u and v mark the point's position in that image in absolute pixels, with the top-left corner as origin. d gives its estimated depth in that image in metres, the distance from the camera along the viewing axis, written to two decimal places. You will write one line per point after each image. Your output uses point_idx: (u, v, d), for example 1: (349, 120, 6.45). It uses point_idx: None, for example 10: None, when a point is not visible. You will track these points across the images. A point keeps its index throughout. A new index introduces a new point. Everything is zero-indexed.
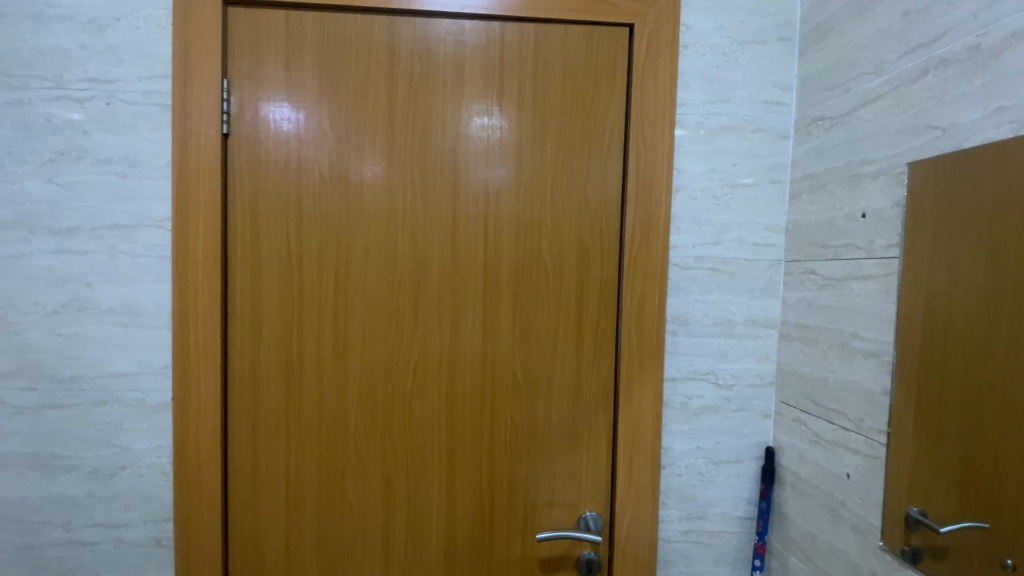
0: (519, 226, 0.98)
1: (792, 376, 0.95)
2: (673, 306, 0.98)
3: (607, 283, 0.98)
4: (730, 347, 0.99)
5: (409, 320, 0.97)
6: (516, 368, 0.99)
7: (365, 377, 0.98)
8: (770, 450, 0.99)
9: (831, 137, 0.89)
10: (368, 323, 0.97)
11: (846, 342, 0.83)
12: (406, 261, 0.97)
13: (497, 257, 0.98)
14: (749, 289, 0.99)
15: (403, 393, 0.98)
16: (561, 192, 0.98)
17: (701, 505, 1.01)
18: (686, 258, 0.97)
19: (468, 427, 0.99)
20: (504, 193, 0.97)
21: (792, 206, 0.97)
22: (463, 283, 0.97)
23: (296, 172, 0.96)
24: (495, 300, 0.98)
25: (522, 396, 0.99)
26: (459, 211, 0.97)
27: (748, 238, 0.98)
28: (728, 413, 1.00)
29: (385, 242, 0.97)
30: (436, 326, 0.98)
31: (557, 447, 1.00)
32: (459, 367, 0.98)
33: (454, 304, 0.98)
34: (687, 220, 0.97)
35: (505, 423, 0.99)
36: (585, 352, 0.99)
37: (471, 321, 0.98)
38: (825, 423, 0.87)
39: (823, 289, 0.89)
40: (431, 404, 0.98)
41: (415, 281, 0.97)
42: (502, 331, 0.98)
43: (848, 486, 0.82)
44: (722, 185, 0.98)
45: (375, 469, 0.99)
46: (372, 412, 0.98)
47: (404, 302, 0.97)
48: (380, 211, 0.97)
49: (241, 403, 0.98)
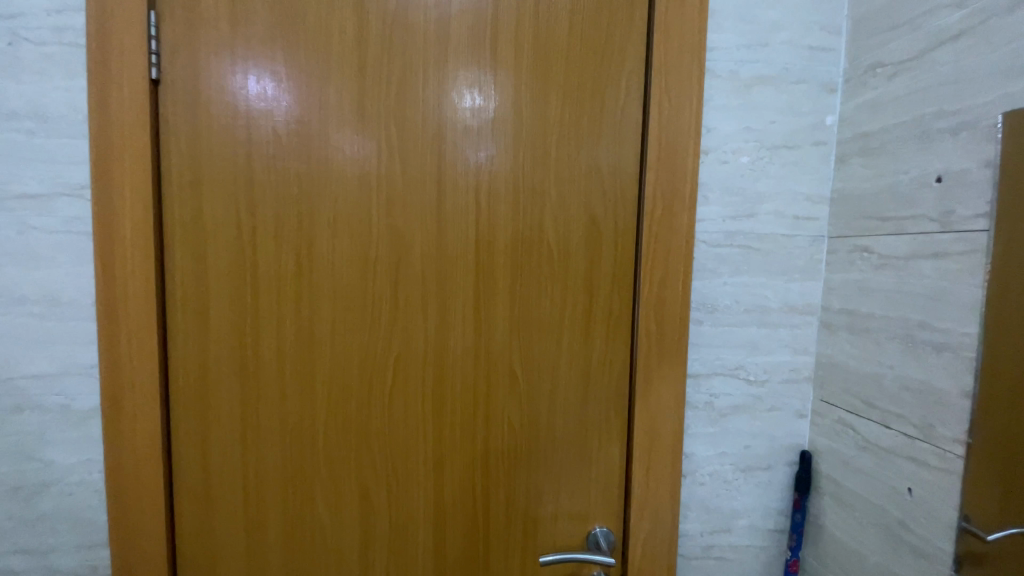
0: (518, 198, 0.82)
1: (835, 371, 0.82)
2: (698, 291, 0.84)
3: (621, 263, 0.84)
4: (762, 338, 0.86)
5: (386, 308, 0.82)
6: (514, 364, 0.84)
7: (335, 375, 0.82)
8: (807, 455, 0.86)
9: (893, 88, 0.74)
10: (338, 311, 0.81)
11: (911, 333, 0.70)
12: (382, 238, 0.81)
13: (492, 234, 0.82)
14: (786, 270, 0.85)
15: (379, 394, 0.83)
16: (567, 157, 0.82)
17: (726, 517, 0.89)
18: (714, 235, 0.83)
19: (458, 433, 0.84)
20: (501, 159, 0.81)
21: (839, 173, 0.83)
22: (451, 264, 0.82)
23: (246, 130, 0.79)
24: (489, 284, 0.82)
25: (522, 397, 0.84)
26: (446, 180, 0.81)
27: (786, 211, 0.84)
28: (759, 414, 0.87)
29: (357, 215, 0.80)
30: (420, 315, 0.82)
31: (563, 454, 0.86)
32: (447, 364, 0.83)
33: (441, 289, 0.82)
34: (716, 189, 0.82)
35: (502, 428, 0.85)
36: (595, 345, 0.84)
37: (461, 309, 0.83)
38: (880, 428, 0.74)
39: (879, 270, 0.75)
40: (414, 407, 0.83)
41: (392, 261, 0.81)
42: (498, 321, 0.83)
43: (910, 503, 0.69)
44: (758, 148, 0.83)
45: (349, 483, 0.84)
46: (344, 416, 0.83)
47: (380, 286, 0.81)
48: (350, 179, 0.80)
49: (187, 407, 0.82)
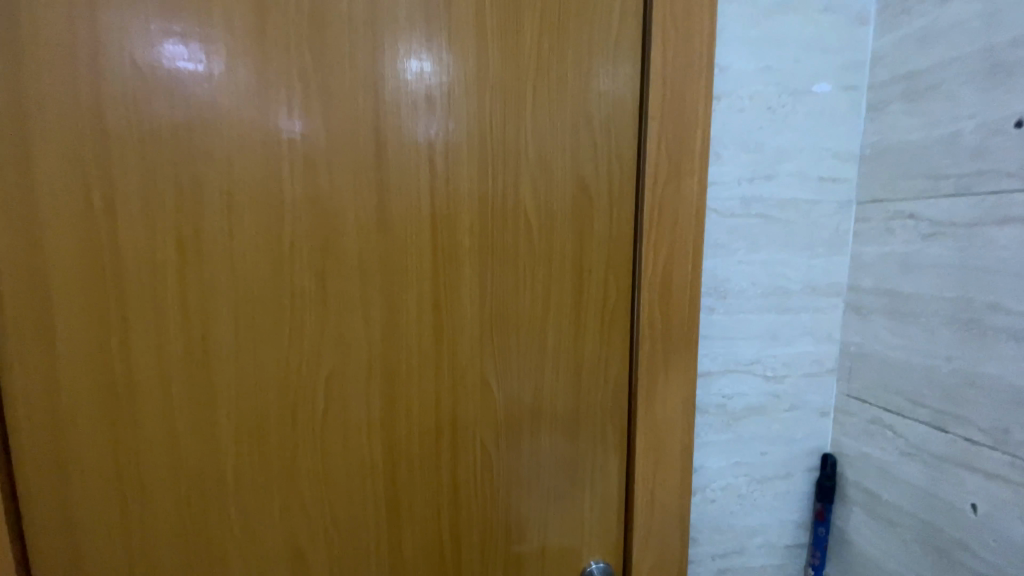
0: (485, 160, 0.62)
1: (867, 362, 0.69)
2: (709, 272, 0.68)
3: (618, 240, 0.67)
4: (782, 325, 0.72)
5: (313, 311, 0.60)
6: (487, 376, 0.66)
7: (245, 406, 0.60)
8: (831, 459, 0.73)
9: (949, 13, 0.59)
10: (245, 317, 0.59)
11: (976, 318, 0.57)
12: (302, 214, 0.59)
13: (451, 206, 0.62)
14: (809, 244, 0.71)
15: (309, 425, 0.62)
16: (548, 105, 0.63)
17: (740, 536, 0.75)
18: (728, 202, 0.67)
19: (417, 470, 0.65)
20: (460, 106, 0.61)
21: (871, 123, 0.68)
22: (401, 248, 0.61)
23: (89, 58, 0.53)
24: (451, 274, 0.63)
25: (498, 415, 0.67)
26: (387, 134, 0.60)
27: (811, 171, 0.69)
28: (777, 415, 0.74)
29: (265, 183, 0.58)
30: (360, 319, 0.61)
31: (549, 481, 0.69)
32: (400, 382, 0.63)
33: (387, 283, 0.61)
34: (730, 145, 0.66)
35: (472, 458, 0.67)
36: (586, 344, 0.68)
37: (416, 308, 0.63)
38: (932, 431, 0.62)
39: (930, 241, 0.61)
40: (358, 441, 0.63)
41: (319, 248, 0.59)
42: (464, 322, 0.64)
43: (972, 521, 0.58)
44: (779, 93, 0.67)
45: (272, 546, 0.63)
46: (260, 459, 0.61)
47: (303, 281, 0.59)
48: (252, 132, 0.57)
49: (30, 464, 0.57)
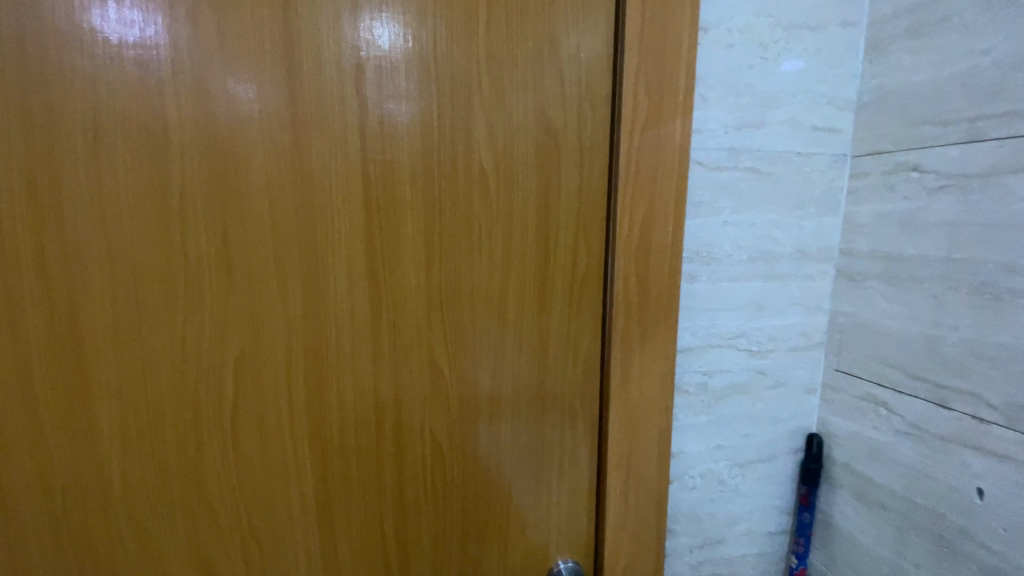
0: (428, 93, 0.51)
1: (860, 334, 0.63)
2: (691, 233, 0.60)
3: (589, 196, 0.57)
4: (769, 295, 0.64)
5: (214, 280, 0.48)
6: (435, 358, 0.56)
7: (132, 397, 0.48)
8: (817, 438, 0.68)
9: None
10: (124, 287, 0.47)
11: (988, 282, 0.50)
12: (194, 156, 0.46)
13: (388, 151, 0.51)
14: (801, 203, 0.63)
15: (215, 419, 0.50)
16: (506, 29, 0.52)
17: (720, 525, 0.69)
18: (713, 153, 0.59)
19: (353, 469, 0.55)
20: (396, 21, 0.49)
21: (871, 66, 0.61)
22: (326, 203, 0.50)
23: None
24: (390, 235, 0.52)
25: (449, 403, 0.57)
26: (302, 56, 0.47)
27: (804, 119, 0.61)
28: (761, 394, 0.67)
29: (146, 113, 0.45)
30: (277, 291, 0.50)
31: (511, 475, 0.61)
32: (330, 366, 0.52)
33: (309, 246, 0.50)
34: (716, 86, 0.58)
35: (420, 453, 0.57)
36: (552, 317, 0.59)
37: (346, 277, 0.51)
38: (934, 409, 0.56)
39: (937, 197, 0.54)
40: (279, 437, 0.52)
41: (218, 201, 0.47)
42: (406, 294, 0.54)
43: (975, 506, 0.53)
44: (772, 27, 0.58)
45: (175, 563, 0.52)
46: (154, 461, 0.50)
47: (199, 242, 0.47)
48: (125, 45, 0.43)
49: None
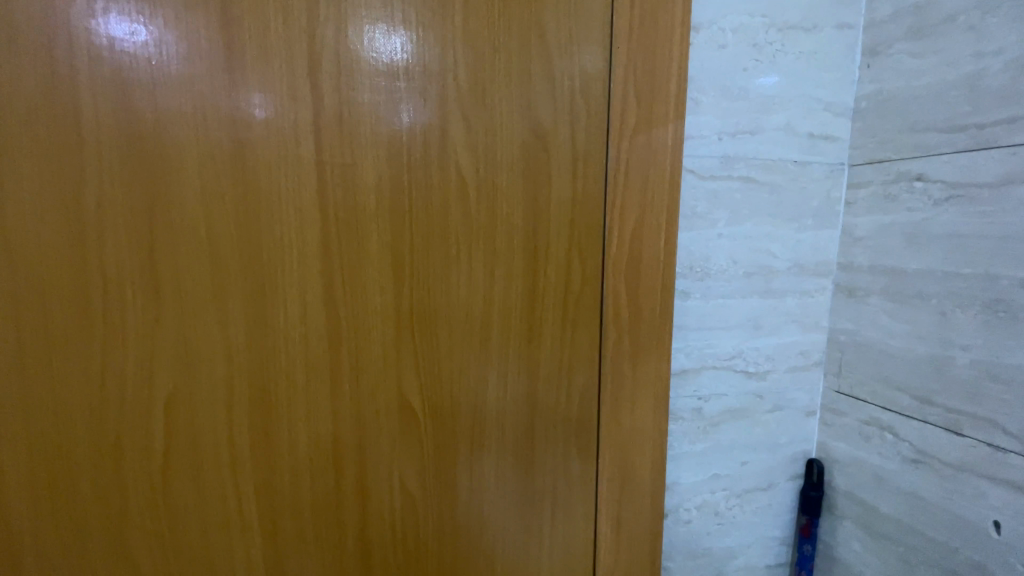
0: (395, 88, 0.45)
1: (862, 353, 0.59)
2: (684, 247, 0.55)
3: (584, 208, 0.51)
4: (766, 312, 0.60)
5: (140, 303, 0.42)
6: (404, 390, 0.49)
7: (38, 442, 0.41)
8: (816, 464, 0.64)
9: None
10: (34, 312, 0.40)
11: (1004, 298, 0.47)
12: (121, 160, 0.40)
13: (349, 156, 0.45)
14: (797, 215, 0.59)
15: (143, 467, 0.43)
16: (485, 16, 0.46)
17: (716, 560, 0.64)
18: (707, 161, 0.55)
19: (309, 520, 0.48)
20: (358, 7, 0.43)
21: (869, 69, 0.57)
22: (273, 213, 0.43)
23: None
24: (350, 251, 0.46)
25: (421, 442, 0.50)
26: (249, 48, 0.41)
27: (800, 126, 0.58)
28: (759, 418, 0.62)
29: (61, 109, 0.38)
30: (218, 318, 0.43)
31: (492, 521, 0.54)
32: (279, 401, 0.46)
33: (255, 265, 0.44)
34: (710, 89, 0.54)
35: (386, 500, 0.50)
36: (541, 346, 0.52)
37: (299, 299, 0.45)
38: (944, 434, 0.52)
39: (943, 209, 0.51)
40: (220, 485, 0.45)
41: (144, 212, 0.41)
42: (372, 319, 0.47)
43: (994, 541, 0.48)
44: (767, 27, 0.55)
45: None
46: (70, 518, 0.42)
47: (122, 258, 0.41)
48: (37, 30, 0.37)
49: None
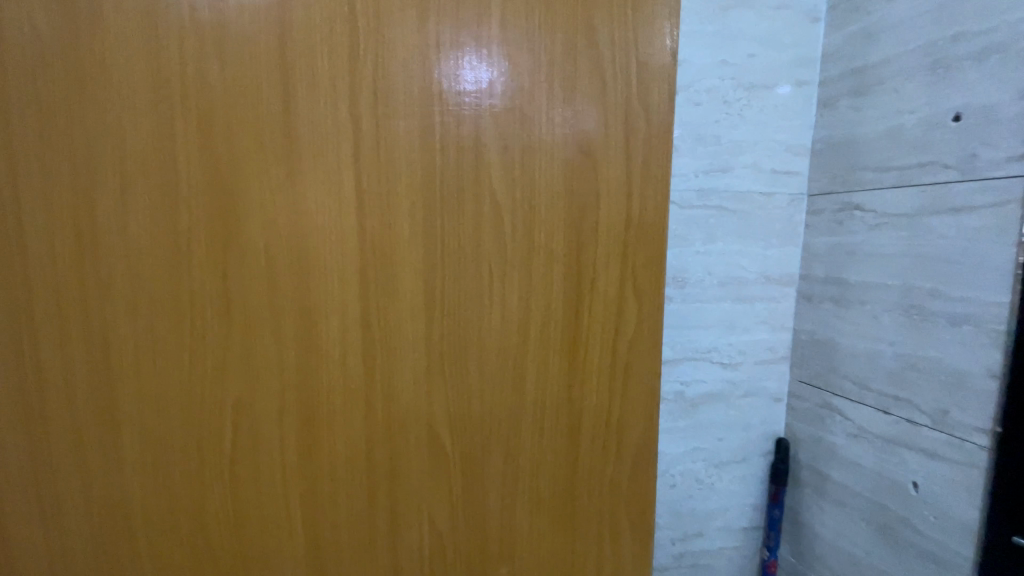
0: (435, 117, 0.47)
1: (821, 349, 0.72)
2: (668, 261, 0.70)
3: (630, 240, 0.52)
4: (738, 314, 0.74)
5: (216, 320, 0.46)
6: (437, 420, 0.51)
7: (124, 453, 0.47)
8: (783, 442, 0.76)
9: (894, 11, 0.60)
10: (133, 324, 0.45)
11: (917, 302, 0.59)
12: (205, 192, 0.45)
13: (386, 184, 0.47)
14: (764, 235, 0.73)
15: (215, 466, 0.48)
16: (525, 34, 0.48)
17: (699, 520, 0.77)
18: (686, 194, 0.69)
19: (349, 532, 0.51)
20: (401, 41, 0.46)
21: (822, 117, 0.70)
22: (322, 251, 0.47)
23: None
24: (388, 286, 0.49)
25: (452, 472, 0.52)
26: (300, 96, 0.45)
27: (765, 163, 0.71)
28: (734, 401, 0.76)
29: (154, 148, 0.44)
30: (278, 337, 0.47)
31: (529, 547, 0.54)
32: (322, 426, 0.49)
33: (312, 289, 0.47)
34: (689, 137, 0.68)
35: (420, 522, 0.52)
36: (583, 378, 0.53)
37: (341, 330, 0.48)
38: (877, 414, 0.64)
39: (875, 231, 0.63)
40: (272, 500, 0.49)
41: (213, 251, 0.45)
42: (416, 344, 0.50)
43: (914, 499, 0.59)
44: (735, 87, 0.69)
45: None
46: (153, 506, 0.48)
47: (199, 283, 0.46)
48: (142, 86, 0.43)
49: None
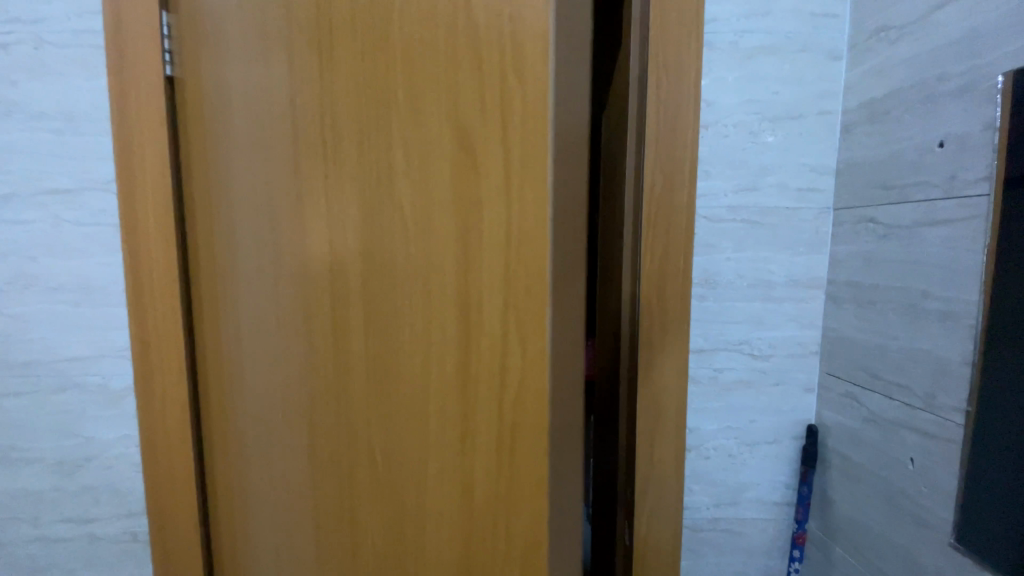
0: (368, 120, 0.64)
1: (843, 344, 0.81)
2: (700, 266, 0.84)
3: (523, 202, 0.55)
4: (767, 312, 0.86)
5: (259, 243, 0.73)
6: (364, 318, 0.68)
7: (218, 323, 0.79)
8: (813, 428, 0.86)
9: (897, 52, 0.70)
10: (229, 245, 0.76)
11: (914, 302, 0.68)
12: (254, 166, 0.71)
13: (333, 160, 0.67)
14: (791, 244, 0.84)
15: (259, 337, 0.75)
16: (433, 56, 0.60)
17: (732, 490, 0.89)
18: (716, 210, 0.83)
19: (320, 394, 0.73)
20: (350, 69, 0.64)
21: (844, 141, 0.81)
22: (309, 199, 0.69)
23: (169, 73, 0.75)
24: (339, 223, 0.68)
25: (375, 359, 0.69)
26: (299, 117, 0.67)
27: (791, 182, 0.83)
28: (764, 388, 0.87)
29: (240, 145, 0.72)
30: (286, 250, 0.71)
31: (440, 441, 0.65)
32: (302, 381, 0.73)
33: (296, 223, 0.70)
34: (718, 162, 0.83)
35: (365, 393, 0.70)
36: (478, 299, 0.60)
37: (316, 252, 0.69)
38: (885, 400, 0.73)
39: (884, 240, 0.73)
40: (279, 365, 0.74)
41: (258, 198, 0.71)
42: (354, 262, 0.68)
43: (911, 473, 0.68)
44: (760, 121, 0.82)
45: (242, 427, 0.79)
46: (234, 358, 0.78)
47: (250, 223, 0.73)
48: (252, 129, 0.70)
49: (178, 389, 0.80)
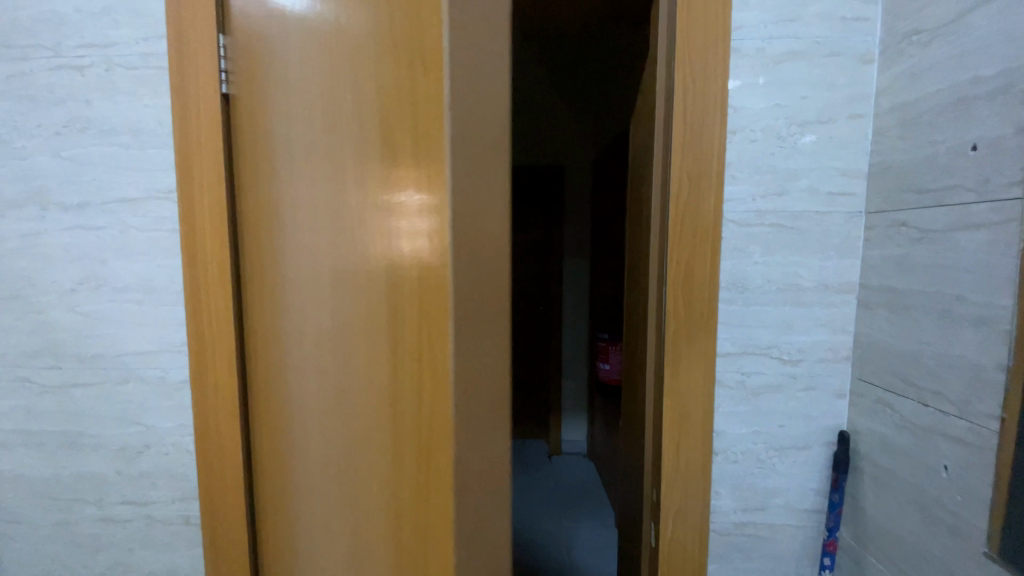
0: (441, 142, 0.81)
1: (875, 350, 0.80)
2: (728, 270, 0.85)
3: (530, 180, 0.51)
4: (797, 317, 0.85)
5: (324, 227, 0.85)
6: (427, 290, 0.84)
7: (270, 300, 0.87)
8: (844, 434, 0.85)
9: (929, 55, 0.70)
10: (287, 229, 0.85)
11: (948, 307, 0.67)
12: (323, 166, 0.84)
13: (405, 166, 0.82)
14: (821, 248, 0.84)
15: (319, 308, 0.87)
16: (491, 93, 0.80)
17: (761, 496, 0.89)
18: (744, 214, 0.84)
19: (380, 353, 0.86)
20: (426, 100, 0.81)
21: (877, 144, 0.80)
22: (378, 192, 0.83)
23: (225, 91, 0.81)
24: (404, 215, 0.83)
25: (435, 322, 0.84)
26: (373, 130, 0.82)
27: (820, 186, 0.83)
28: (794, 393, 0.87)
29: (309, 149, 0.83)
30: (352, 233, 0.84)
31: None
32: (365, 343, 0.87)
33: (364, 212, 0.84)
34: (745, 167, 0.83)
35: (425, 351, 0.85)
36: None
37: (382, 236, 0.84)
38: (919, 406, 0.71)
39: (917, 244, 0.72)
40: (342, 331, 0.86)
41: (328, 190, 0.84)
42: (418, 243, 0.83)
43: (946, 481, 0.66)
44: (789, 125, 0.82)
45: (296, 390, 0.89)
46: (289, 329, 0.88)
47: (313, 211, 0.85)
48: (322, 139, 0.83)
49: (228, 381, 0.86)
